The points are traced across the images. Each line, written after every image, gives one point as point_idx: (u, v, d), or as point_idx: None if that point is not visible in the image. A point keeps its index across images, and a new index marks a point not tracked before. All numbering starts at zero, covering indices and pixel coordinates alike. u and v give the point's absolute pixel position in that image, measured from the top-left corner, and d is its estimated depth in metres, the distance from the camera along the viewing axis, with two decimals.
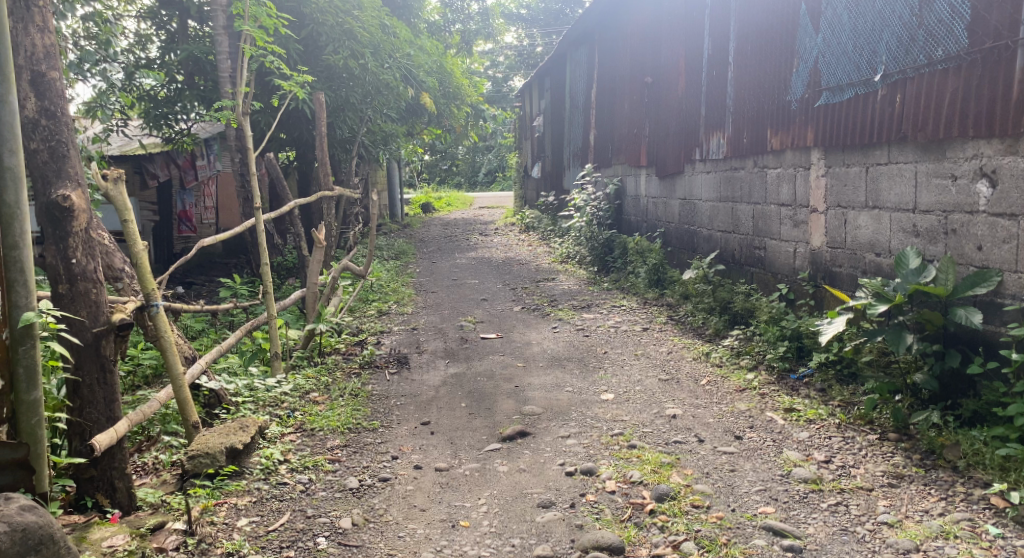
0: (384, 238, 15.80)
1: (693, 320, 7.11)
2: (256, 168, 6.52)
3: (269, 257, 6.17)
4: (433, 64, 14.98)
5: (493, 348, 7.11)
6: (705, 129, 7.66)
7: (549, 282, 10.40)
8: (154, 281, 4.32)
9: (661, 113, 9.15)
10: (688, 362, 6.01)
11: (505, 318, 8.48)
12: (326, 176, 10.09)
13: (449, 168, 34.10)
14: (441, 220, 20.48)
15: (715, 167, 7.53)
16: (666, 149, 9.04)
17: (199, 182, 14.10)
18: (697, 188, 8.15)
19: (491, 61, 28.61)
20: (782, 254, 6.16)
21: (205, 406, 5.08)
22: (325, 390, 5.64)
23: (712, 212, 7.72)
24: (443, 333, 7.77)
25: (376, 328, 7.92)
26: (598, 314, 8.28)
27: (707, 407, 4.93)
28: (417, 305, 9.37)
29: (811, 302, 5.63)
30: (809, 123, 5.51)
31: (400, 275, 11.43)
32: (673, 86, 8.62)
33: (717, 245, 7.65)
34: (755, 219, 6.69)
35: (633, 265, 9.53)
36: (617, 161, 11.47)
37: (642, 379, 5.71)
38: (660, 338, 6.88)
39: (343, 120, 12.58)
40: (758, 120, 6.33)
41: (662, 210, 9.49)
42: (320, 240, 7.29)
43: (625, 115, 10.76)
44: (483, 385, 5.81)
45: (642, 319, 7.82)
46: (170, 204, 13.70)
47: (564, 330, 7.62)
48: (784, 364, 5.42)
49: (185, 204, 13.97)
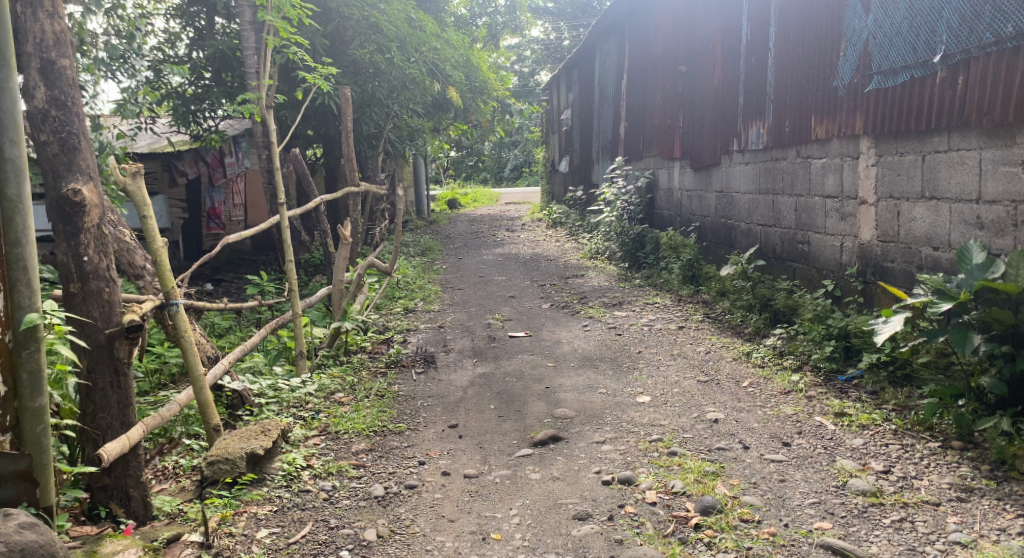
0: (410, 235, 15.65)
1: (731, 318, 6.86)
2: (280, 163, 6.28)
3: (293, 253, 5.96)
4: (460, 58, 14.78)
5: (522, 346, 6.89)
6: (744, 118, 7.38)
7: (579, 279, 10.17)
8: (174, 280, 4.17)
9: (695, 103, 8.87)
10: (728, 364, 5.77)
11: (534, 315, 8.26)
12: (352, 171, 9.92)
13: (475, 164, 33.93)
14: (468, 216, 20.29)
15: (755, 158, 7.25)
16: (701, 141, 8.76)
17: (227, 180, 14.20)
18: (734, 180, 7.87)
19: (517, 55, 28.38)
20: (827, 248, 5.89)
21: (228, 408, 4.94)
22: (350, 390, 5.42)
23: (751, 205, 7.44)
24: (471, 332, 7.57)
25: (402, 326, 7.74)
26: (630, 311, 8.05)
27: (750, 411, 4.68)
28: (443, 302, 9.18)
29: (859, 300, 5.36)
30: (858, 110, 5.23)
31: (427, 272, 11.25)
32: (709, 74, 8.34)
33: (756, 240, 7.36)
34: (797, 212, 6.41)
35: (666, 260, 9.26)
36: (648, 153, 11.18)
37: (679, 381, 5.46)
38: (697, 337, 6.64)
39: (369, 115, 12.42)
40: (803, 108, 6.05)
41: (697, 204, 9.21)
42: (345, 237, 7.12)
43: (657, 106, 10.48)
44: (513, 386, 5.58)
45: (677, 317, 7.59)
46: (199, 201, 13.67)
47: (595, 328, 7.39)
48: (831, 365, 5.17)
49: (214, 201, 14.00)
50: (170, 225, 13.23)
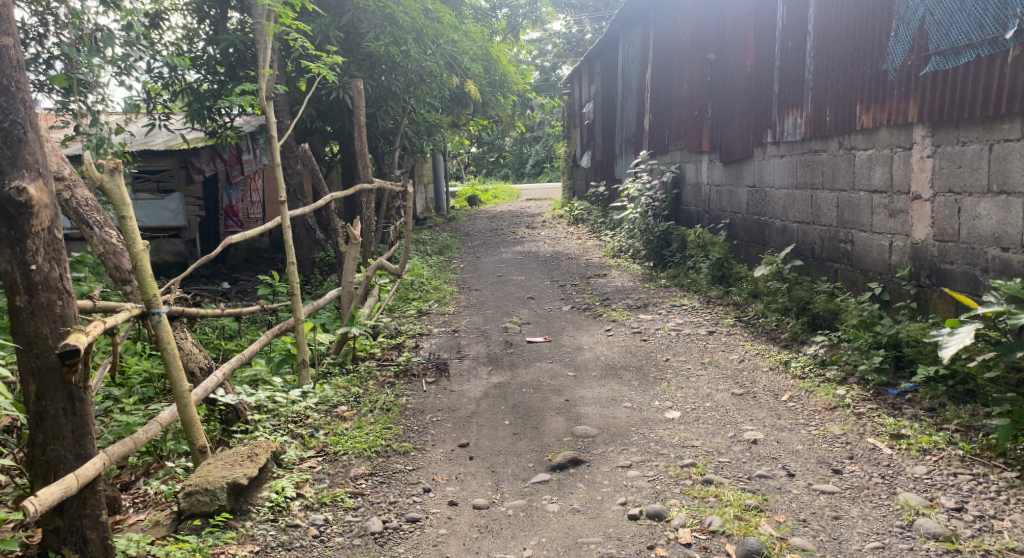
0: (428, 232, 15.25)
1: (766, 323, 6.39)
2: (279, 158, 5.85)
3: (295, 255, 5.54)
4: (479, 50, 14.36)
5: (541, 353, 6.45)
6: (779, 108, 6.92)
7: (601, 279, 9.72)
8: (156, 286, 3.68)
9: (725, 93, 8.41)
10: (765, 375, 5.31)
11: (554, 318, 7.81)
12: (365, 167, 9.52)
13: (496, 160, 33.48)
14: (487, 212, 19.87)
15: (791, 151, 6.78)
16: (731, 133, 8.29)
17: (247, 176, 13.38)
18: (768, 174, 7.39)
19: (538, 49, 27.95)
20: (874, 248, 5.42)
21: (221, 423, 4.52)
22: (354, 403, 4.98)
23: (787, 201, 6.96)
24: (487, 336, 7.14)
25: (415, 331, 7.33)
26: (656, 314, 7.59)
27: (792, 431, 4.21)
28: (460, 304, 8.76)
29: (912, 305, 4.90)
30: (913, 95, 4.78)
31: (444, 272, 10.84)
32: (741, 62, 7.87)
33: (793, 238, 6.86)
34: (839, 208, 5.94)
35: (694, 259, 8.79)
36: (674, 147, 10.70)
37: (712, 394, 5.01)
38: (729, 344, 6.19)
39: (385, 110, 12.01)
40: (848, 95, 5.59)
41: (727, 200, 8.72)
42: (354, 236, 6.71)
43: (684, 98, 10.00)
44: (530, 400, 5.14)
45: (707, 321, 7.12)
46: (216, 199, 13.33)
47: (618, 333, 6.94)
48: (881, 378, 4.72)
49: (231, 199, 13.44)
50: (185, 224, 12.93)
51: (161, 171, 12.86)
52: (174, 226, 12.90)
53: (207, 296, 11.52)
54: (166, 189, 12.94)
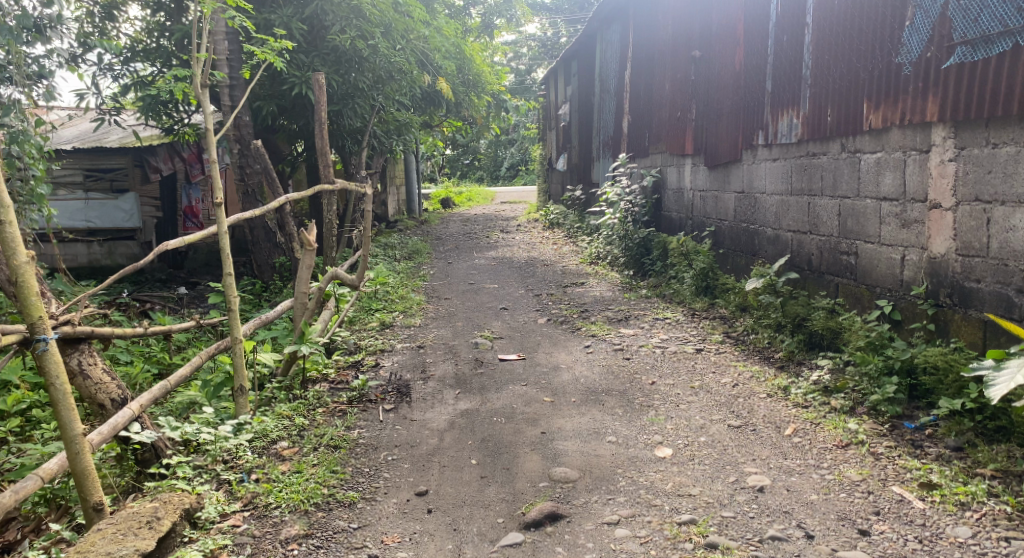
0: (397, 236, 14.59)
1: (757, 340, 5.90)
2: (215, 154, 5.02)
3: (233, 265, 4.90)
4: (451, 47, 13.74)
5: (514, 374, 5.85)
6: (772, 107, 6.39)
7: (578, 288, 9.15)
8: (41, 306, 3.05)
9: (710, 92, 7.90)
10: (763, 402, 4.76)
11: (529, 332, 7.21)
12: (327, 168, 8.85)
13: (471, 163, 32.84)
14: (460, 216, 19.23)
15: (785, 154, 6.25)
16: (717, 135, 7.77)
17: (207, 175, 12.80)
18: (758, 179, 6.86)
19: (513, 51, 27.47)
20: (882, 261, 4.89)
21: (137, 465, 3.95)
22: (296, 439, 4.34)
23: (780, 208, 6.42)
24: (455, 353, 6.52)
25: (376, 347, 6.71)
26: (638, 328, 7.03)
27: (801, 474, 3.66)
28: (427, 315, 8.14)
29: (929, 327, 4.41)
30: (933, 91, 4.31)
31: (411, 279, 10.20)
32: (728, 59, 7.35)
33: (787, 249, 6.32)
34: (840, 216, 5.40)
35: (676, 268, 8.25)
36: (655, 150, 10.14)
37: (706, 426, 4.44)
38: (720, 365, 5.64)
39: (352, 108, 11.33)
40: (852, 91, 5.08)
41: (711, 205, 8.18)
42: (307, 242, 6.08)
43: (666, 97, 9.47)
44: (502, 433, 4.53)
45: (693, 337, 6.58)
46: (174, 198, 12.54)
47: (598, 349, 6.36)
48: (895, 409, 4.19)
49: (190, 199, 12.70)
50: (140, 226, 12.14)
51: (113, 169, 11.94)
52: (127, 228, 12.08)
53: (158, 304, 10.79)
54: (120, 189, 12.02)
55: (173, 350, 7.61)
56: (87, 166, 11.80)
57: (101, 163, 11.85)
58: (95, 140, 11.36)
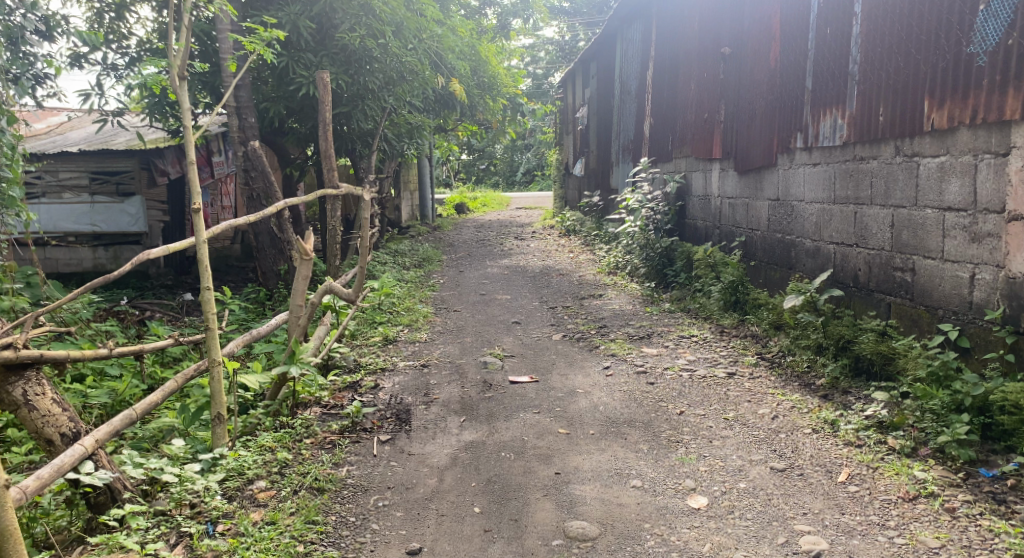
0: (408, 243, 14.10)
1: (795, 362, 5.51)
2: (194, 153, 4.42)
3: (212, 278, 4.38)
4: (465, 47, 13.22)
5: (526, 398, 5.32)
6: (812, 106, 5.83)
7: (596, 300, 8.63)
8: None
9: (741, 91, 7.34)
10: (808, 440, 4.21)
11: (542, 350, 6.68)
12: (333, 173, 8.34)
13: (486, 168, 32.37)
14: (474, 222, 18.71)
15: (827, 158, 5.69)
16: (749, 138, 7.19)
17: (217, 179, 12.70)
18: (795, 185, 6.30)
19: (530, 56, 27.01)
20: (945, 280, 4.34)
21: (90, 507, 3.44)
22: (276, 476, 3.83)
23: (821, 218, 5.86)
24: (462, 374, 5.99)
25: (376, 367, 6.20)
26: (661, 347, 6.49)
27: (864, 537, 3.21)
28: (434, 330, 7.61)
29: (1007, 359, 3.86)
30: (1015, 85, 3.80)
31: (420, 289, 9.70)
32: (762, 55, 6.79)
33: (829, 263, 5.74)
34: (894, 228, 4.82)
35: (702, 280, 7.71)
36: (679, 154, 9.56)
37: (745, 468, 3.89)
38: (756, 394, 5.12)
39: (362, 110, 10.82)
40: (909, 87, 4.54)
41: (740, 213, 7.61)
42: (303, 251, 5.54)
43: (692, 98, 8.90)
44: (511, 474, 3.97)
45: (724, 358, 6.05)
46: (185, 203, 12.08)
47: (618, 371, 5.82)
48: (969, 454, 3.64)
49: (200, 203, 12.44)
50: (147, 230, 11.64)
51: (120, 172, 11.42)
52: (133, 232, 11.59)
53: (160, 312, 10.37)
54: (126, 192, 11.50)
55: (166, 363, 7.16)
56: (93, 169, 11.31)
57: (108, 166, 11.33)
58: (102, 142, 10.93)
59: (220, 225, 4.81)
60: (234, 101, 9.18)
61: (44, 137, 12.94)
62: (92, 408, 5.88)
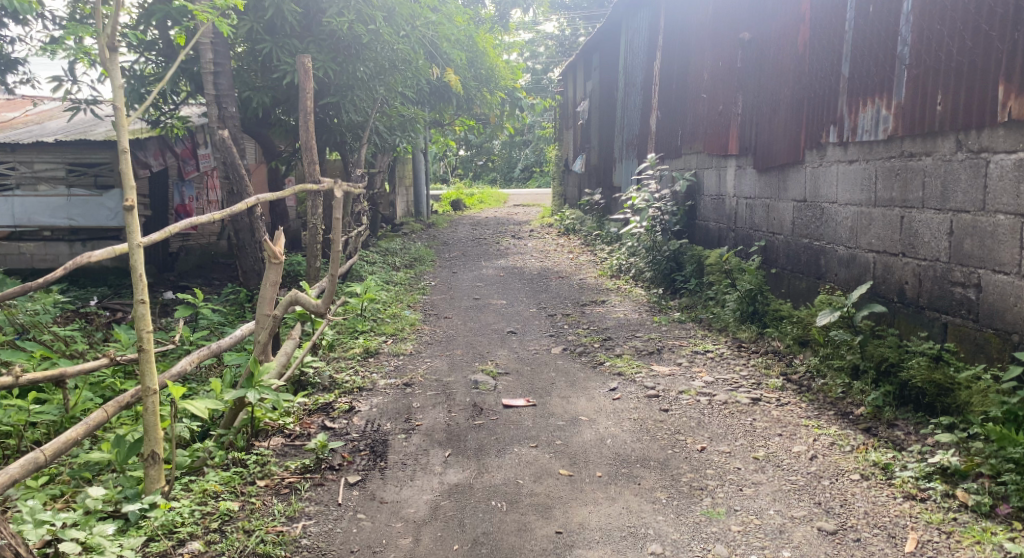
0: (399, 241, 13.41)
1: (827, 388, 4.87)
2: (127, 140, 3.69)
3: (147, 290, 3.68)
4: (461, 35, 12.48)
5: (523, 427, 4.64)
6: (849, 96, 5.15)
7: (598, 307, 7.95)
8: None
9: (762, 80, 6.65)
10: (859, 489, 3.53)
11: (540, 365, 5.99)
12: (315, 169, 7.59)
13: (484, 164, 31.66)
14: (470, 219, 18.01)
15: (866, 155, 5.02)
16: (770, 132, 6.51)
17: (201, 173, 11.89)
18: (824, 185, 5.63)
19: (530, 50, 26.32)
20: (1022, 300, 3.79)
21: None
22: (209, 533, 3.34)
23: (856, 222, 5.18)
24: (450, 394, 5.31)
25: (353, 387, 5.49)
26: (673, 365, 5.78)
27: None
28: (422, 340, 6.91)
29: None
30: None
31: (409, 292, 9.02)
32: (789, 40, 6.11)
33: (866, 275, 5.05)
34: (954, 235, 4.19)
35: (716, 288, 7.04)
36: (689, 150, 8.85)
37: (789, 532, 3.24)
38: (787, 427, 4.45)
39: (350, 101, 10.05)
40: (978, 71, 3.94)
41: (758, 215, 6.92)
42: (273, 254, 4.80)
43: (705, 89, 8.20)
44: (503, 534, 3.35)
45: (744, 379, 5.37)
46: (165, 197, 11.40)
47: (627, 394, 5.13)
48: None
49: (183, 197, 11.67)
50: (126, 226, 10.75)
51: (97, 164, 10.51)
52: (112, 227, 10.71)
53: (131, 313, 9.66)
54: (105, 184, 10.59)
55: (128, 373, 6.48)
56: (69, 159, 10.41)
57: (85, 157, 10.42)
58: (79, 133, 10.08)
59: (174, 224, 4.10)
60: (212, 90, 8.36)
61: (21, 126, 12.19)
62: (30, 429, 5.17)
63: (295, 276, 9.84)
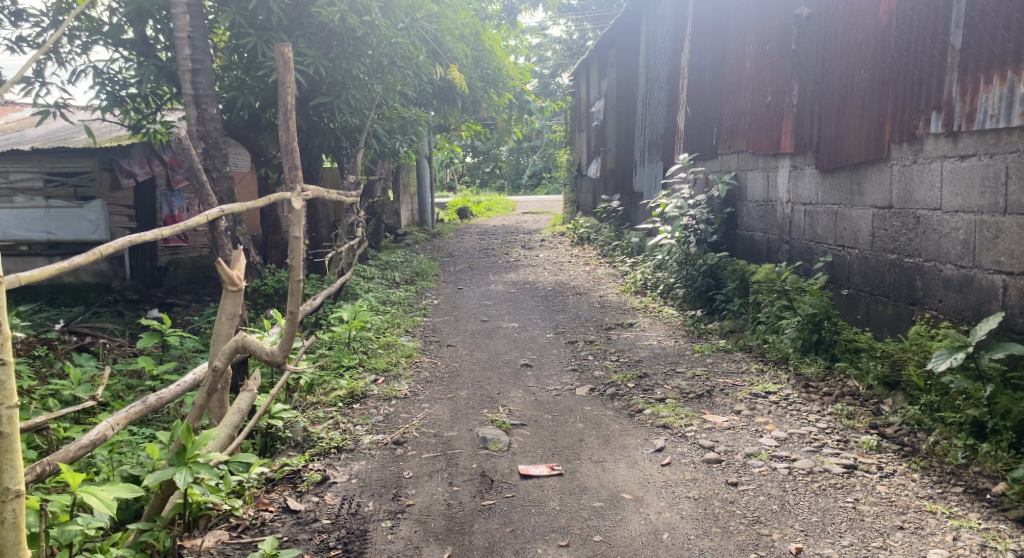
0: (400, 253, 12.27)
1: (942, 452, 3.72)
2: None
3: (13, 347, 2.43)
4: (465, 30, 11.33)
5: (549, 510, 3.51)
6: (961, 74, 4.06)
7: (626, 331, 6.80)
8: None
9: (827, 61, 5.51)
10: None
11: (565, 412, 4.84)
12: None
13: (492, 171, 30.67)
14: (477, 228, 16.89)
15: (987, 148, 3.95)
16: (837, 124, 5.38)
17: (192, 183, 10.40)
18: (915, 187, 4.54)
19: (537, 55, 25.27)
20: None
21: None
22: None
23: (968, 232, 4.11)
24: (450, 458, 4.15)
25: (329, 446, 4.35)
26: (732, 415, 4.60)
27: None
28: (421, 377, 5.75)
29: None
30: None
31: (407, 314, 7.88)
32: (867, 9, 4.98)
33: (987, 304, 3.97)
34: None
35: (767, 310, 5.86)
36: (727, 149, 7.71)
37: None
38: (907, 514, 3.32)
39: (343, 101, 8.84)
40: None
41: (820, 223, 5.79)
42: (230, 280, 3.69)
43: (748, 79, 7.05)
44: None
45: (827, 436, 4.17)
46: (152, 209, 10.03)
47: (681, 459, 3.97)
48: None
49: (173, 209, 10.24)
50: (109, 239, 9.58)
51: (78, 173, 9.39)
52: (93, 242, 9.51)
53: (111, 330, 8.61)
54: (86, 196, 9.47)
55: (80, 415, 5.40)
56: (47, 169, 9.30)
57: (63, 165, 9.30)
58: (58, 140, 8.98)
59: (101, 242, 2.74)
60: (190, 90, 6.86)
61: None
62: None
63: (282, 295, 8.72)
